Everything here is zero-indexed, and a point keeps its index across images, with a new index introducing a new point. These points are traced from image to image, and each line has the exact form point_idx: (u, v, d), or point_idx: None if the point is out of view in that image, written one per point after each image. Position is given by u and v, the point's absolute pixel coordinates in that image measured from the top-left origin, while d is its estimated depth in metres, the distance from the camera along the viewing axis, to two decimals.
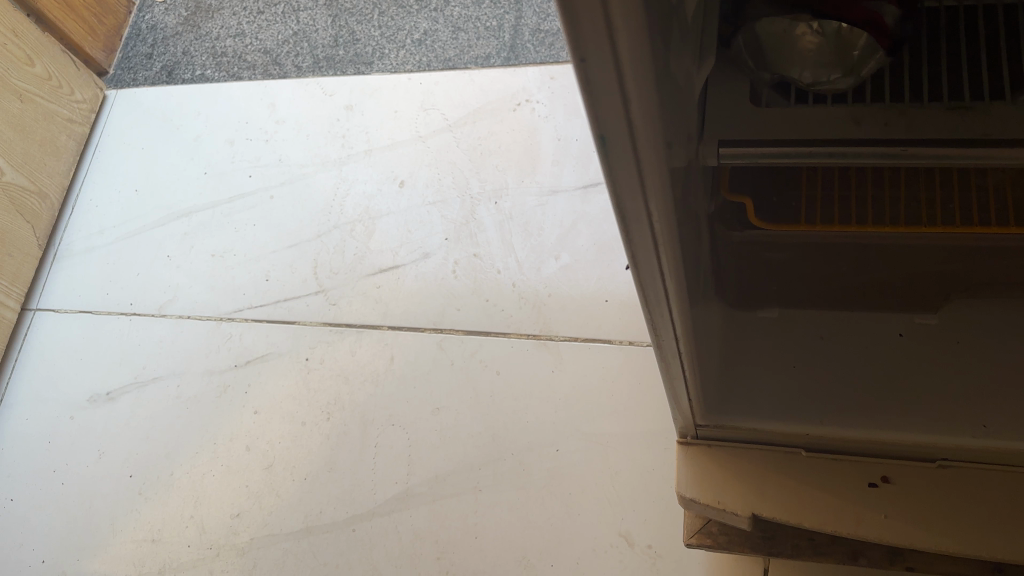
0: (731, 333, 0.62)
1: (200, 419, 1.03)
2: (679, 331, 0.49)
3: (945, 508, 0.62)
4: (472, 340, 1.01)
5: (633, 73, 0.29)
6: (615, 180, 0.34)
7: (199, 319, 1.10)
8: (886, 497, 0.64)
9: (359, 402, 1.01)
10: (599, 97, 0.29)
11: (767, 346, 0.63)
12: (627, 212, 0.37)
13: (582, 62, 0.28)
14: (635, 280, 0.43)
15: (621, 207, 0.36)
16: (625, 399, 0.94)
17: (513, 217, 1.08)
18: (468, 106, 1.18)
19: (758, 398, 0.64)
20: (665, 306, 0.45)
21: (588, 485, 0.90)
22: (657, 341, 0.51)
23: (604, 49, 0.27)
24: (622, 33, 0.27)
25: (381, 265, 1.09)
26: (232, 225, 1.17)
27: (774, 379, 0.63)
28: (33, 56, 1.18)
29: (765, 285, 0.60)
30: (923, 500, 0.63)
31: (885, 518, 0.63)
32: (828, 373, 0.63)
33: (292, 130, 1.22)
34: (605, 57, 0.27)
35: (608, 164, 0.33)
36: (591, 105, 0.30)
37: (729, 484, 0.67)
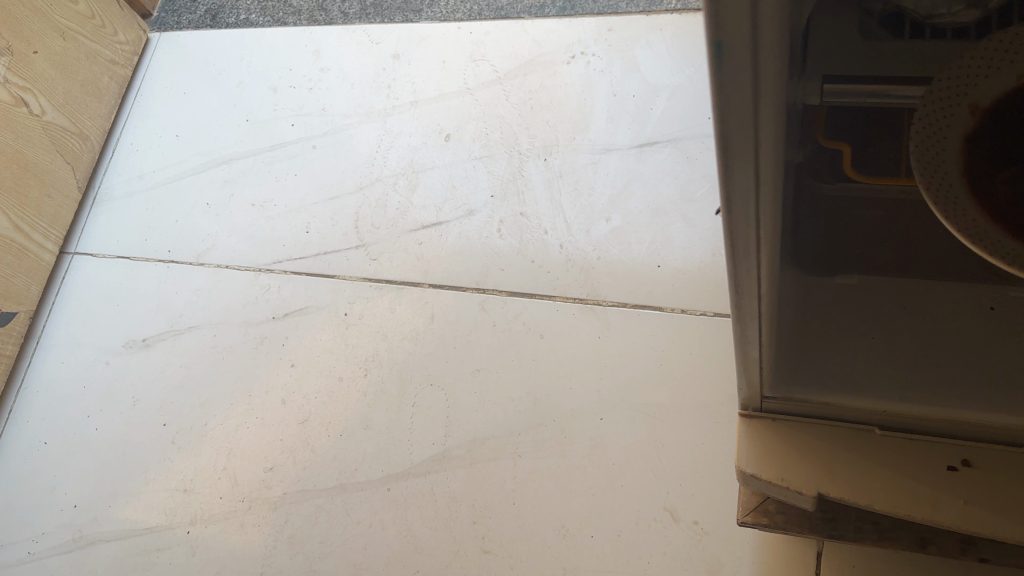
0: (799, 294, 0.58)
1: (236, 370, 1.01)
2: (764, 290, 0.44)
3: None
4: (516, 302, 0.98)
5: None
6: (724, 101, 0.30)
7: (237, 269, 1.08)
8: (967, 481, 0.59)
9: (396, 360, 0.98)
10: None
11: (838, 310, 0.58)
12: (732, 145, 0.33)
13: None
14: (726, 229, 0.39)
15: (725, 139, 0.32)
16: (675, 370, 0.89)
17: (563, 175, 1.04)
18: (519, 58, 1.13)
19: (828, 366, 0.60)
20: (755, 260, 0.41)
21: (633, 456, 0.86)
22: (737, 302, 0.47)
23: None
24: None
25: (424, 220, 1.05)
26: (273, 174, 1.14)
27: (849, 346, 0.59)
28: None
29: (843, 248, 0.54)
30: (1008, 488, 0.58)
31: (964, 503, 0.59)
32: (906, 343, 0.58)
33: (337, 79, 1.19)
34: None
35: (720, 81, 0.29)
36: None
37: (793, 460, 0.63)
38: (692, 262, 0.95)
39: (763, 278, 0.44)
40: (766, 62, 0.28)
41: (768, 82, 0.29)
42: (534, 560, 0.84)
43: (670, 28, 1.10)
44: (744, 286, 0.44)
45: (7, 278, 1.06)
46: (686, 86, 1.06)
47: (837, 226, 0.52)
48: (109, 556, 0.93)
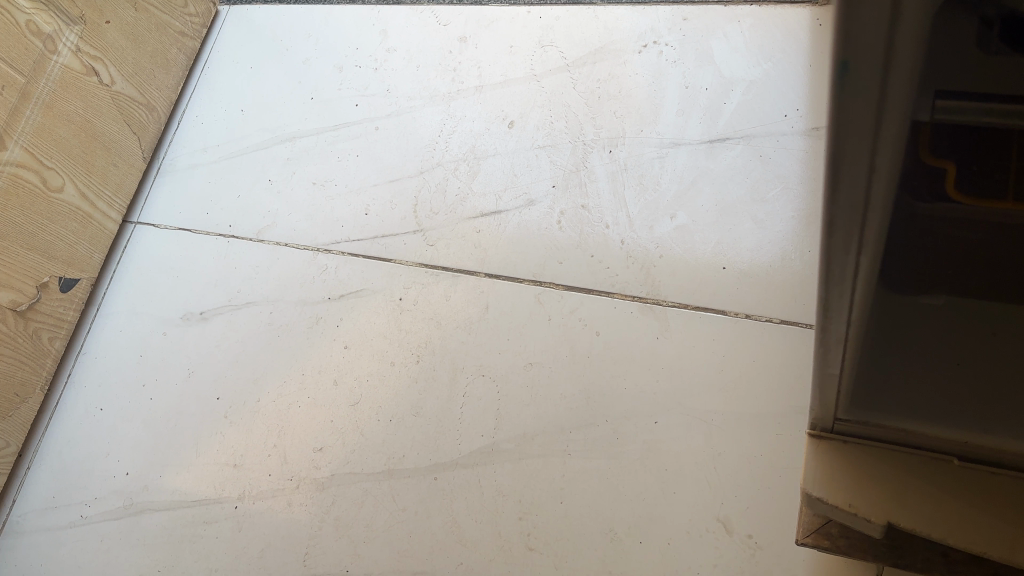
0: (878, 341, 0.52)
1: (290, 349, 1.01)
2: (856, 299, 0.44)
3: None
4: (574, 297, 0.96)
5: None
6: (841, 134, 0.29)
7: (296, 248, 1.08)
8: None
9: (448, 348, 0.97)
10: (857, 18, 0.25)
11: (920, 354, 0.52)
12: (842, 176, 0.32)
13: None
14: (825, 249, 0.38)
15: (836, 170, 0.31)
16: (736, 377, 0.87)
17: (628, 168, 1.01)
18: (589, 45, 1.10)
19: (911, 402, 0.56)
20: (851, 273, 0.41)
21: (687, 463, 0.84)
22: (825, 309, 0.46)
23: None
24: None
25: (483, 208, 1.04)
26: (335, 153, 1.13)
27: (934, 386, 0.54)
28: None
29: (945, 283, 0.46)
30: None
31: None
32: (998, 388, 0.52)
33: (402, 60, 1.17)
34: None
35: (840, 103, 0.28)
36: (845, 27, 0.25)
37: (864, 484, 0.61)
38: (759, 266, 0.92)
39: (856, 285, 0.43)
40: (897, 87, 0.27)
41: (895, 110, 0.28)
42: (579, 562, 0.82)
43: (749, 20, 1.06)
44: (834, 288, 0.43)
45: (71, 245, 1.07)
46: (762, 81, 1.02)
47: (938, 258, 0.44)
48: (158, 526, 0.94)
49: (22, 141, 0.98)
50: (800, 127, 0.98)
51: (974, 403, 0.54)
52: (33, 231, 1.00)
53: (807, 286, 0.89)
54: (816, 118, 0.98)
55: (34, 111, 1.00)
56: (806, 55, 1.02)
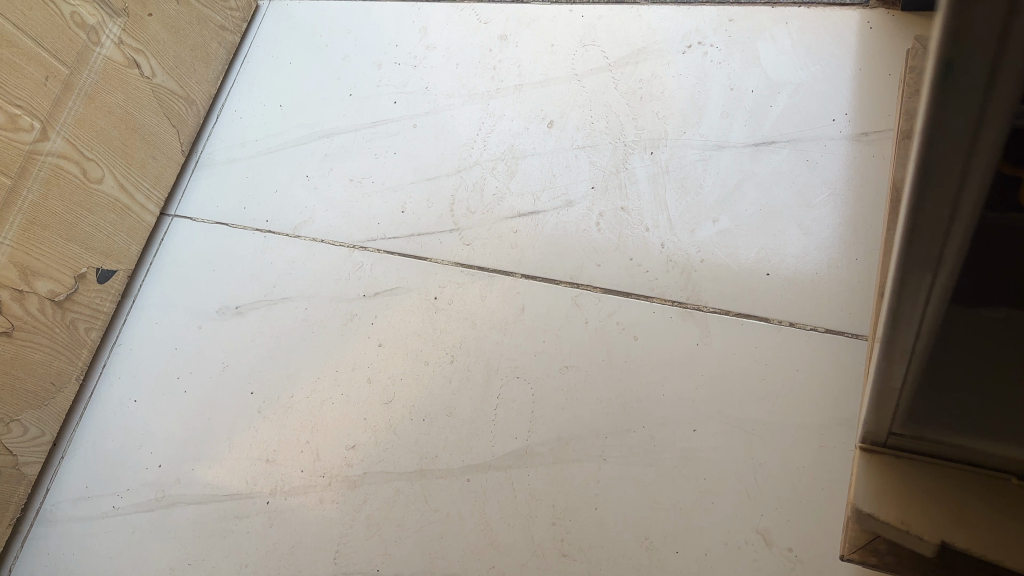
0: (947, 368, 0.50)
1: (324, 345, 1.01)
2: (928, 313, 0.43)
3: None
4: (612, 300, 0.94)
5: None
6: (943, 111, 0.30)
7: (332, 244, 1.07)
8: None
9: (483, 349, 0.96)
10: None
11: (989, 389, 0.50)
12: (935, 159, 0.32)
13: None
14: (903, 246, 0.38)
15: (930, 150, 0.32)
16: (778, 387, 0.85)
17: (669, 170, 1.00)
18: (631, 45, 1.09)
19: (973, 430, 0.54)
20: (927, 281, 0.40)
21: (727, 472, 0.82)
22: (895, 319, 0.45)
23: None
24: None
25: (521, 208, 1.03)
26: (372, 150, 1.13)
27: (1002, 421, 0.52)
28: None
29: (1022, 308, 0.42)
30: None
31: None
32: None
33: (442, 58, 1.17)
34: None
35: (941, 97, 0.29)
36: None
37: (916, 500, 0.58)
38: (804, 273, 0.90)
39: (927, 305, 0.43)
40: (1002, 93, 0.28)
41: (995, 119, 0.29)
42: (614, 570, 0.81)
43: (796, 22, 1.04)
44: (904, 304, 0.43)
45: (109, 236, 1.08)
46: (809, 84, 1.00)
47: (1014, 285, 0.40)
48: (190, 519, 0.94)
49: (63, 132, 0.99)
50: (848, 132, 0.95)
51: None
52: (71, 222, 1.01)
53: (853, 296, 0.87)
54: (865, 123, 0.95)
55: (76, 102, 1.01)
56: (856, 58, 1.00)
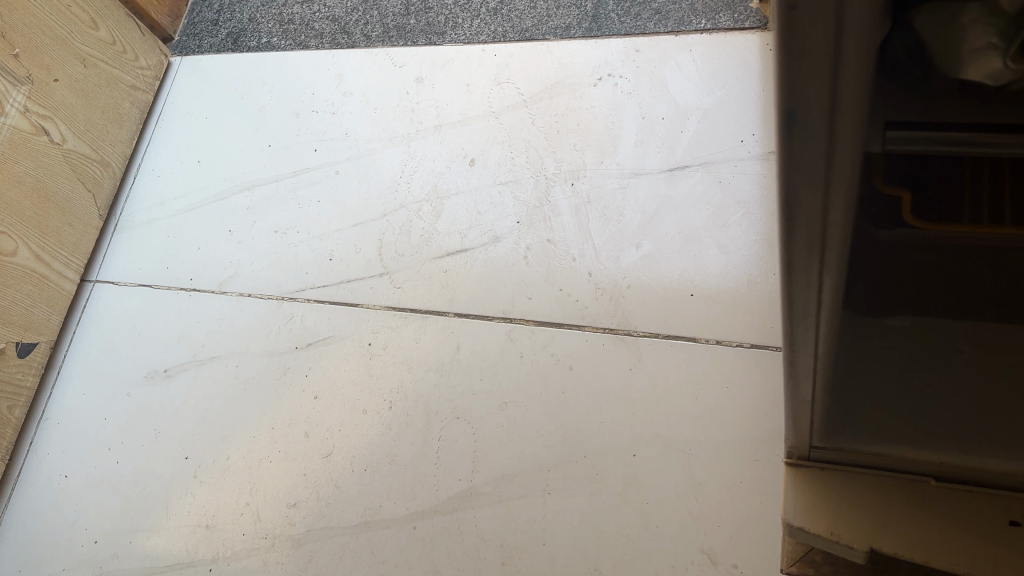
0: (851, 359, 0.52)
1: (258, 401, 0.99)
2: (820, 346, 0.43)
3: None
4: (544, 332, 0.95)
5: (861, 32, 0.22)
6: (792, 170, 0.27)
7: (260, 297, 1.06)
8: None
9: (420, 392, 0.95)
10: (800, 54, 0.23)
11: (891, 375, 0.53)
12: (797, 209, 0.30)
13: (791, 11, 0.21)
14: (785, 290, 0.36)
15: (790, 202, 0.29)
16: (711, 406, 0.86)
17: (591, 201, 1.01)
18: (545, 80, 1.11)
19: (886, 428, 0.55)
20: (812, 319, 0.39)
21: (669, 495, 0.83)
22: (791, 357, 0.45)
23: None
24: None
25: (449, 247, 1.03)
26: (295, 200, 1.12)
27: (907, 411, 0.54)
28: (98, 19, 1.14)
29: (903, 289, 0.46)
30: None
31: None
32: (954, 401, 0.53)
33: (359, 103, 1.17)
34: (824, 2, 0.21)
35: (790, 156, 0.27)
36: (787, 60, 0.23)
37: (844, 511, 0.60)
38: (726, 291, 0.92)
39: (819, 332, 0.41)
40: (846, 133, 0.25)
41: (847, 153, 0.27)
42: None
43: (700, 49, 1.07)
44: (797, 338, 0.42)
45: (28, 309, 1.05)
46: (716, 108, 1.03)
47: (887, 268, 0.44)
48: None
49: None
50: (757, 152, 0.98)
51: (944, 427, 0.54)
52: None
53: (774, 309, 0.90)
54: (772, 142, 0.98)
55: None
56: (759, 80, 1.03)
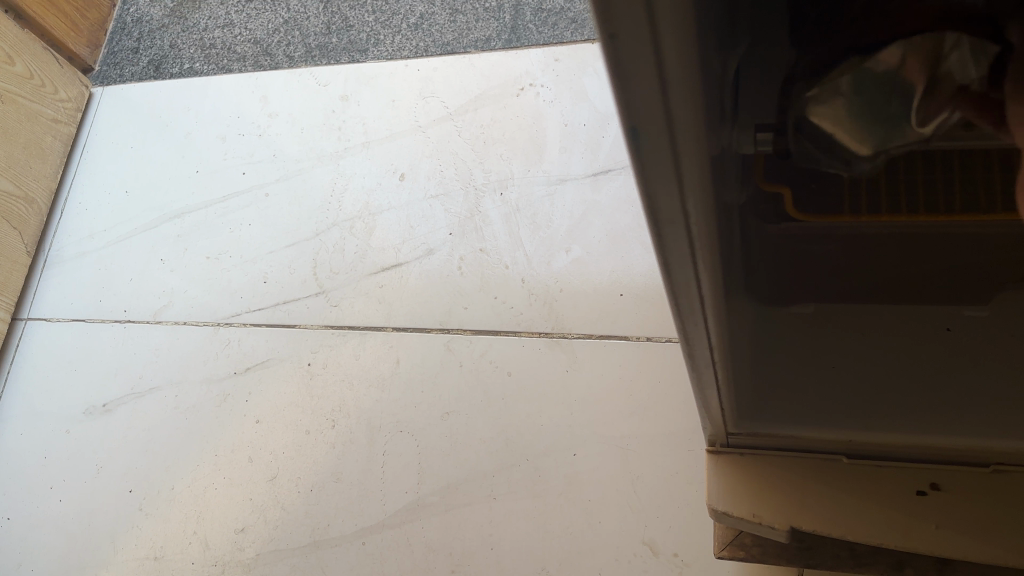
0: (756, 345, 0.55)
1: (200, 429, 0.99)
2: (713, 338, 0.45)
3: (1004, 518, 0.58)
4: (482, 340, 0.96)
5: (675, 49, 0.24)
6: (647, 180, 0.29)
7: (196, 324, 1.06)
8: (935, 493, 0.59)
9: (362, 410, 0.96)
10: (630, 78, 0.25)
11: (798, 357, 0.55)
12: (660, 213, 0.32)
13: (612, 39, 0.23)
14: (668, 289, 0.39)
15: (653, 208, 0.31)
16: (646, 401, 0.89)
17: (520, 209, 1.03)
18: (468, 92, 1.13)
19: (796, 410, 0.58)
20: (699, 313, 0.42)
21: (609, 490, 0.85)
22: (690, 351, 0.47)
23: (640, 21, 0.22)
24: (661, 3, 0.22)
25: (383, 262, 1.04)
26: (227, 225, 1.12)
27: (815, 393, 0.57)
28: (14, 54, 1.13)
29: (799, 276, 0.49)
30: (978, 507, 0.58)
31: (946, 523, 0.59)
32: (857, 378, 0.56)
33: (285, 124, 1.17)
34: (639, 29, 0.23)
35: (642, 167, 0.29)
36: (620, 85, 0.25)
37: (764, 493, 0.63)
38: (654, 289, 0.95)
39: (709, 325, 0.44)
40: (684, 133, 0.27)
41: (690, 151, 0.28)
42: None
43: None
44: (692, 333, 0.44)
45: None
46: None
47: (779, 258, 0.48)
48: None
49: None
50: None
51: (850, 405, 0.57)
52: None
53: None
54: None
55: None
56: None
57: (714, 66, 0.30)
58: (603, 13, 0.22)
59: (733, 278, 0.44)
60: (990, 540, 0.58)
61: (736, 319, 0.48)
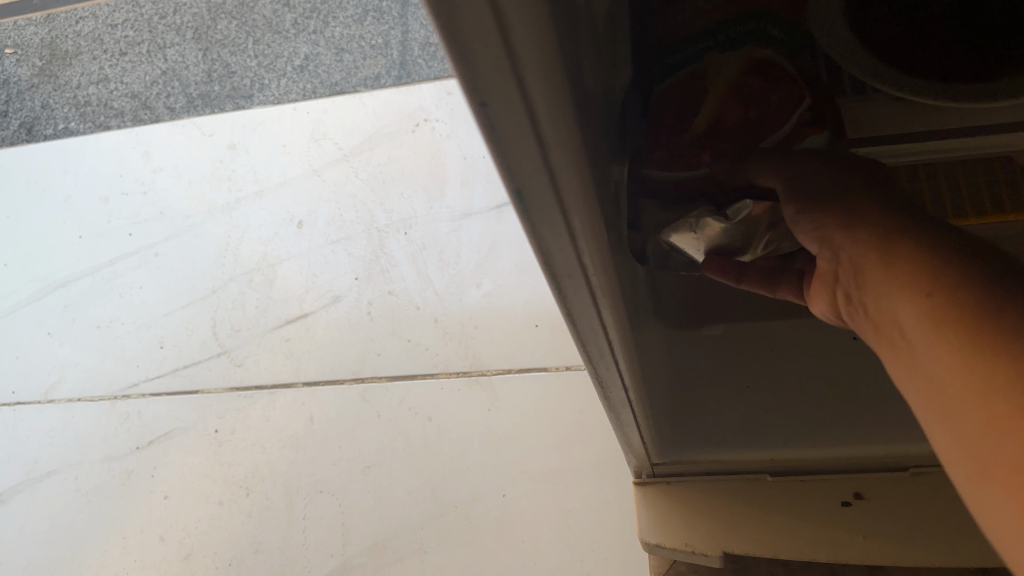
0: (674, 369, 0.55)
1: (105, 511, 0.93)
2: (625, 376, 0.44)
3: (929, 518, 0.58)
4: (398, 387, 0.93)
5: (549, 107, 0.21)
6: (539, 239, 0.27)
7: (91, 400, 0.99)
8: (870, 500, 0.59)
9: (276, 476, 0.91)
10: (507, 146, 0.22)
11: (713, 382, 0.55)
12: (556, 266, 0.29)
13: (484, 108, 0.20)
14: (574, 338, 0.37)
15: (548, 261, 0.29)
16: (571, 433, 0.87)
17: (425, 247, 1.01)
18: (362, 131, 1.10)
19: (716, 434, 0.57)
20: (609, 357, 0.40)
21: (542, 529, 0.83)
22: (605, 392, 0.46)
23: (510, 89, 0.20)
24: (528, 66, 0.19)
25: (288, 315, 1.00)
26: (117, 290, 1.06)
27: (734, 417, 0.56)
28: None
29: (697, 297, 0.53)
30: (903, 510, 0.58)
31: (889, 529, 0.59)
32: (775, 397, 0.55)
33: (172, 178, 1.12)
34: (510, 98, 0.20)
35: (532, 226, 0.26)
36: (499, 153, 0.22)
37: (694, 521, 0.62)
38: None
39: (620, 365, 0.42)
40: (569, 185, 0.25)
41: (577, 201, 0.26)
42: None
43: None
44: (603, 375, 0.43)
45: None
46: None
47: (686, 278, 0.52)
48: None
49: None
50: None
51: (769, 423, 0.56)
52: None
53: None
54: None
55: None
56: None
57: (586, 104, 0.27)
58: (470, 85, 0.19)
59: (638, 312, 0.43)
60: (921, 542, 0.58)
61: (646, 353, 0.47)
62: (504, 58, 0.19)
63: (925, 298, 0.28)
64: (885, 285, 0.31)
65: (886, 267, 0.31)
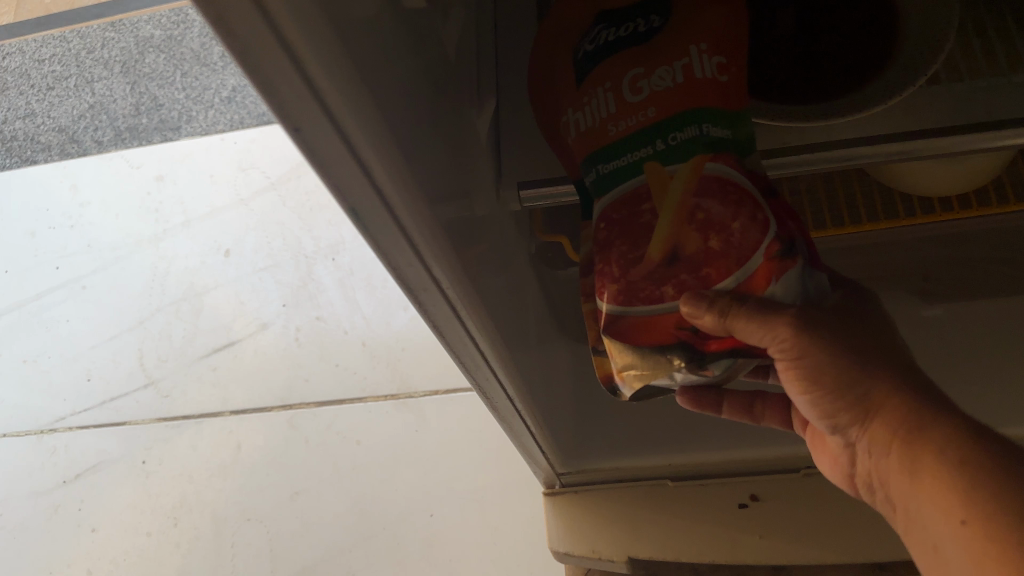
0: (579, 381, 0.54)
1: (30, 548, 0.91)
2: (512, 393, 0.43)
3: (817, 517, 0.61)
4: (326, 412, 0.93)
5: (397, 172, 0.20)
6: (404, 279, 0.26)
7: (16, 435, 0.98)
8: (773, 500, 0.61)
9: (207, 501, 0.91)
10: (349, 202, 0.20)
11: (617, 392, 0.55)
12: (427, 303, 0.29)
13: (298, 134, 0.18)
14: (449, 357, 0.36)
15: (418, 299, 0.28)
16: (498, 450, 0.88)
17: (353, 272, 1.03)
18: (290, 161, 1.12)
19: (621, 440, 0.58)
20: (489, 373, 0.39)
21: (469, 547, 0.83)
22: (493, 406, 0.45)
23: (344, 154, 0.18)
24: (364, 135, 0.18)
25: (216, 343, 1.00)
26: (42, 323, 1.05)
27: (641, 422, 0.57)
28: None
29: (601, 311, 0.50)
30: (794, 512, 0.61)
31: (791, 527, 0.61)
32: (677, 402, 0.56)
33: (99, 210, 1.12)
34: (346, 161, 0.19)
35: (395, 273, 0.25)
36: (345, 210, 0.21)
37: (602, 528, 0.63)
38: None
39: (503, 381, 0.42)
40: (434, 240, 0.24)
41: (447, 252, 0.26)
42: None
43: None
44: (489, 392, 0.42)
45: None
46: None
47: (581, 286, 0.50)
48: None
49: None
50: None
51: (673, 427, 0.57)
52: None
53: None
54: None
55: None
56: None
57: (456, 148, 0.26)
58: (301, 142, 0.18)
59: (523, 326, 0.42)
60: (811, 540, 0.61)
61: (540, 365, 0.46)
62: (334, 131, 0.18)
63: (962, 524, 0.28)
64: (920, 496, 0.30)
65: (916, 475, 0.30)
